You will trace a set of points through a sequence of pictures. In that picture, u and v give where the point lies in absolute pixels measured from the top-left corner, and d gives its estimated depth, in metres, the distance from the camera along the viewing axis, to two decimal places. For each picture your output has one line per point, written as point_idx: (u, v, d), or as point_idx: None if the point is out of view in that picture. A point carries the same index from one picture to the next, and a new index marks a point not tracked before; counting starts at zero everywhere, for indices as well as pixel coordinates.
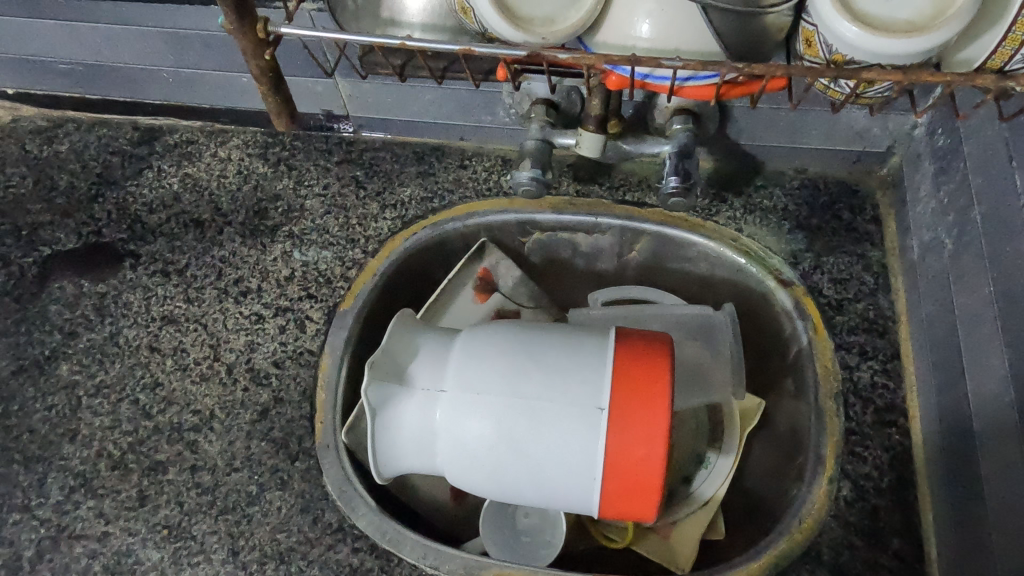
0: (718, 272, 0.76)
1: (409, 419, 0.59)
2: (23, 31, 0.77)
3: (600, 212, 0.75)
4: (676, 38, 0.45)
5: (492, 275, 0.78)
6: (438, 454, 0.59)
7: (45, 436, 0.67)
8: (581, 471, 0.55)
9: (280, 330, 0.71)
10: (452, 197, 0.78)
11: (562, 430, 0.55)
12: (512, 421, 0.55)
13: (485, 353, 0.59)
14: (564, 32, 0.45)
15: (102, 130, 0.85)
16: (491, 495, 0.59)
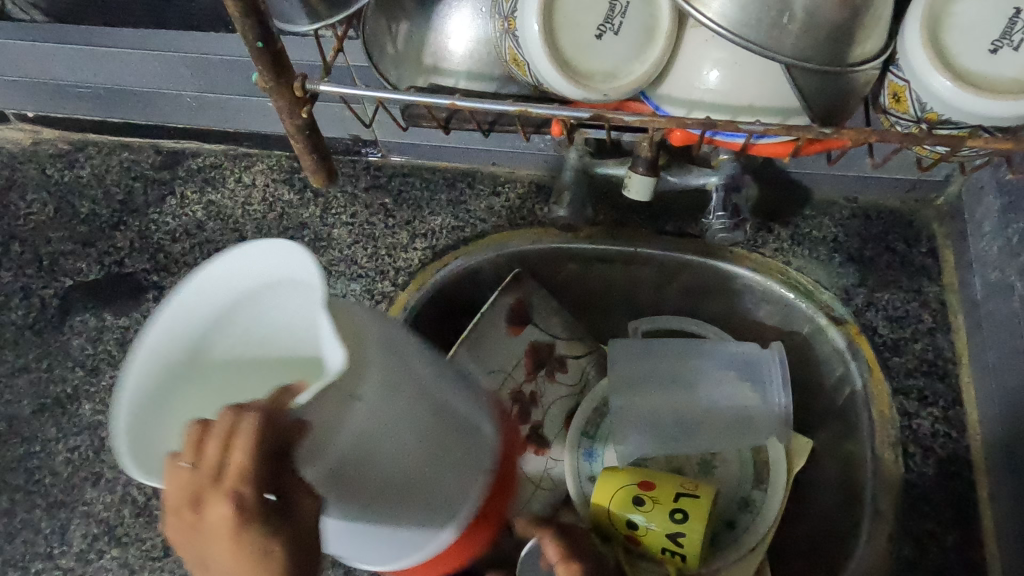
0: (763, 308, 0.73)
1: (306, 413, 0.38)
2: (46, 54, 0.75)
3: (640, 243, 0.72)
4: (748, 91, 0.45)
5: (525, 307, 0.75)
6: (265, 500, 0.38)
7: (68, 480, 0.65)
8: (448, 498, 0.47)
9: None
10: (484, 225, 0.75)
11: (473, 477, 0.48)
12: (451, 441, 0.46)
13: (413, 341, 0.46)
14: (628, 87, 0.46)
15: (124, 154, 0.83)
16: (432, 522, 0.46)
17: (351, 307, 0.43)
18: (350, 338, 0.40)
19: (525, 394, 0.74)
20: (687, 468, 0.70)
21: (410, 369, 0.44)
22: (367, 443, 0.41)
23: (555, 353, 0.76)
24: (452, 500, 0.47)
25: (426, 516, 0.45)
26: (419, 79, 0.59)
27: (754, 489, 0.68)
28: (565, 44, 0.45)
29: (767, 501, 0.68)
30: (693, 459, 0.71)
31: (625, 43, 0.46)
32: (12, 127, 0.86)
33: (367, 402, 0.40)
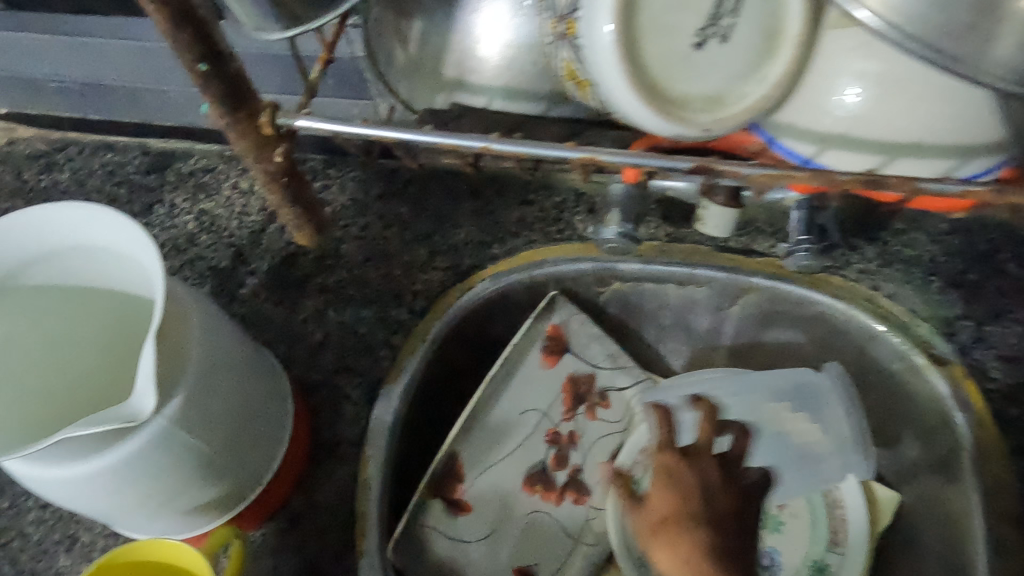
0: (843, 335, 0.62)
1: (202, 361, 0.44)
2: None
3: (698, 261, 0.61)
4: (903, 126, 0.45)
5: (563, 333, 0.65)
6: (157, 455, 0.42)
7: (39, 544, 0.57)
8: (268, 446, 0.52)
9: (315, 413, 0.60)
10: (515, 241, 0.65)
11: (265, 453, 0.52)
12: (242, 421, 0.48)
13: (227, 328, 0.48)
14: (730, 118, 0.46)
15: (107, 155, 0.72)
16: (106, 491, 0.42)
17: (181, 293, 0.45)
18: (167, 360, 0.42)
19: (562, 436, 0.64)
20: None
21: (229, 371, 0.47)
22: (170, 446, 0.42)
23: (597, 387, 0.66)
24: (244, 478, 0.50)
25: (218, 494, 0.49)
26: (436, 97, 0.56)
27: (829, 551, 0.61)
28: (655, 61, 0.44)
29: (844, 567, 0.60)
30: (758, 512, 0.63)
31: (730, 64, 0.45)
32: None
33: (187, 408, 0.43)
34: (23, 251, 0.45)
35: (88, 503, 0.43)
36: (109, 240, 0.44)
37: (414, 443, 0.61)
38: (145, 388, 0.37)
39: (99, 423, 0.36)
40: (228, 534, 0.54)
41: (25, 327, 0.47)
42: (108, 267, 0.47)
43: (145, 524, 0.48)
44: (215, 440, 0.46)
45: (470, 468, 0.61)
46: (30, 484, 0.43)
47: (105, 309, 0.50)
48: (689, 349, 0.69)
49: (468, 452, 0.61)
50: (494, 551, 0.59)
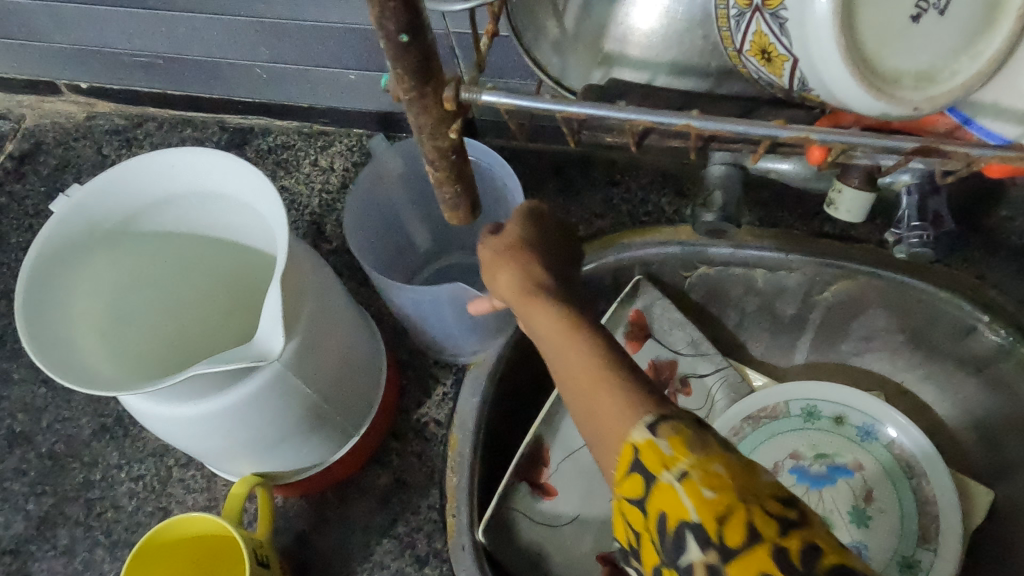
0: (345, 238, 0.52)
1: (312, 308, 0.45)
2: (85, 17, 0.65)
3: (793, 247, 0.60)
4: None
5: (645, 317, 0.64)
6: (270, 394, 0.43)
7: (133, 516, 0.57)
8: (366, 398, 0.52)
9: (402, 392, 0.60)
10: (600, 223, 0.64)
11: (364, 404, 0.52)
12: (345, 368, 0.49)
13: (335, 288, 0.48)
14: (946, 98, 0.34)
15: (187, 131, 0.75)
16: (222, 425, 0.43)
17: (300, 253, 0.45)
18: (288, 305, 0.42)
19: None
20: (835, 517, 0.61)
21: (336, 324, 0.47)
22: (282, 389, 0.43)
23: (679, 373, 0.65)
24: (343, 428, 0.51)
25: (319, 443, 0.49)
26: (593, 73, 0.46)
27: (919, 548, 0.59)
28: (875, 31, 0.32)
29: (936, 567, 0.58)
30: (844, 505, 0.62)
31: (953, 32, 0.33)
32: (64, 99, 0.78)
33: (299, 354, 0.44)
34: (141, 201, 0.43)
35: (202, 438, 0.44)
36: (243, 198, 0.43)
37: (500, 427, 0.61)
38: (272, 329, 0.37)
39: (230, 362, 0.37)
40: (323, 485, 0.55)
41: (136, 277, 0.46)
42: (234, 223, 0.46)
43: (248, 467, 0.49)
44: (320, 386, 0.46)
45: (555, 451, 0.59)
46: (146, 418, 0.44)
47: (214, 263, 0.50)
48: (772, 336, 0.68)
49: (550, 434, 0.59)
50: (583, 535, 0.57)
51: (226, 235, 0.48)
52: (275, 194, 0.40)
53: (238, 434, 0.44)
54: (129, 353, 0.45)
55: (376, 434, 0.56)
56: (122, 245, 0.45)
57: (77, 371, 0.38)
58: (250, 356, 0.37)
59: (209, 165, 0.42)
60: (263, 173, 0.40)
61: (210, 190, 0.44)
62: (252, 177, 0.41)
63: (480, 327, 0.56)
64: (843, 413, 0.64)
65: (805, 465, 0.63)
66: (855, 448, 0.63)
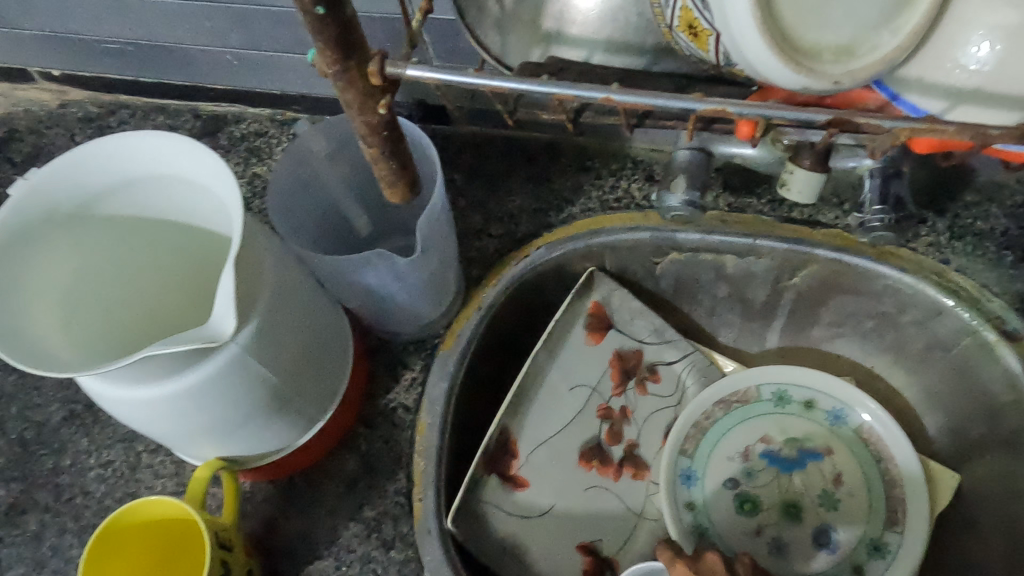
0: (269, 212, 0.52)
1: (271, 291, 0.45)
2: (52, 4, 0.65)
3: (760, 232, 0.60)
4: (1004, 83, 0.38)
5: (604, 308, 0.64)
6: (229, 376, 0.43)
7: (102, 502, 0.57)
8: (332, 379, 0.53)
9: (371, 377, 0.60)
10: (570, 209, 0.64)
11: (329, 386, 0.52)
12: (308, 351, 0.49)
13: (296, 273, 0.49)
14: (865, 69, 0.37)
15: (160, 118, 0.75)
16: (182, 408, 0.43)
17: (258, 237, 0.45)
18: (244, 287, 0.43)
19: (614, 411, 0.63)
20: (805, 500, 0.62)
21: (297, 309, 0.47)
22: (241, 372, 0.43)
23: (646, 362, 0.64)
24: (306, 412, 0.51)
25: (281, 427, 0.50)
26: (532, 50, 0.51)
27: (886, 532, 0.59)
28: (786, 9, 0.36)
29: (902, 550, 0.59)
30: (814, 488, 0.62)
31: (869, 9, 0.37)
32: (37, 87, 0.77)
33: (257, 336, 0.44)
34: (98, 186, 0.43)
35: (164, 420, 0.44)
36: (199, 181, 0.43)
37: (469, 412, 0.61)
38: (223, 310, 0.37)
39: (179, 343, 0.37)
40: (290, 470, 0.55)
41: (97, 260, 0.47)
42: (194, 207, 0.46)
43: (212, 451, 0.49)
44: (281, 368, 0.46)
45: (523, 442, 0.60)
46: (107, 402, 0.44)
47: (176, 247, 0.50)
48: (743, 321, 0.68)
49: (517, 425, 0.60)
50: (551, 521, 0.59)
51: (184, 216, 0.48)
52: (230, 175, 0.40)
53: (198, 417, 0.45)
54: (86, 334, 0.45)
55: (344, 417, 0.56)
56: (80, 229, 0.45)
57: (32, 352, 0.38)
58: (202, 336, 0.37)
59: (166, 148, 0.42)
60: (218, 155, 0.40)
61: (168, 174, 0.44)
62: (209, 160, 0.41)
63: (416, 298, 0.56)
64: (812, 399, 0.64)
65: (776, 449, 0.63)
66: (825, 433, 0.63)
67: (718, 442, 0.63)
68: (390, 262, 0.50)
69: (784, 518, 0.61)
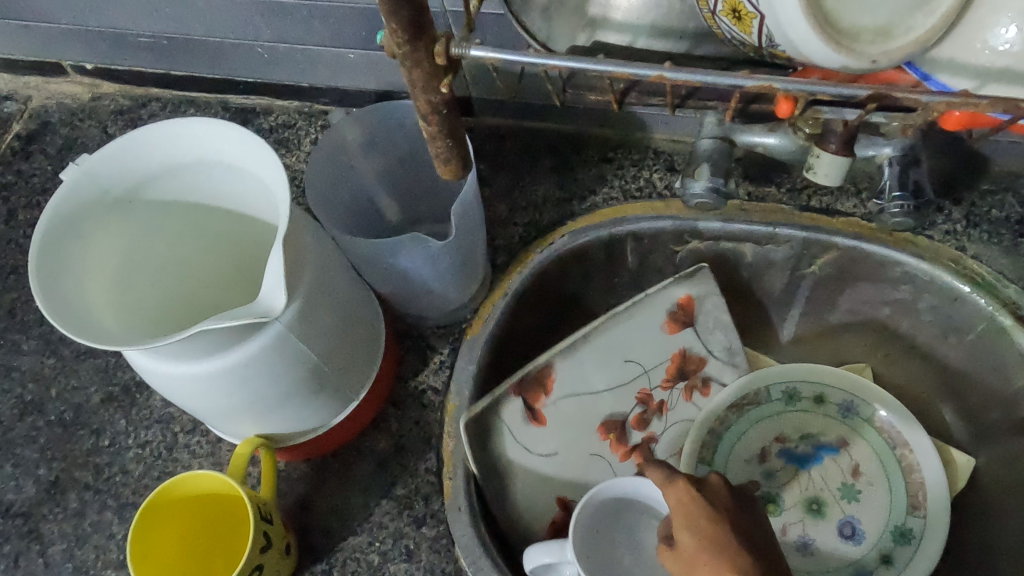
0: (307, 196, 0.53)
1: (312, 274, 0.47)
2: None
3: (778, 220, 0.62)
4: None
5: (693, 306, 0.64)
6: (272, 354, 0.45)
7: (141, 480, 0.59)
8: (366, 363, 0.54)
9: (400, 362, 0.61)
10: (594, 198, 0.66)
11: (365, 368, 0.54)
12: (345, 334, 0.51)
13: (335, 256, 0.50)
14: (902, 50, 0.40)
15: (190, 111, 0.77)
16: (228, 385, 0.45)
17: (300, 220, 0.47)
18: (288, 269, 0.44)
19: (653, 400, 0.62)
20: (826, 495, 0.63)
21: (335, 291, 0.49)
22: (284, 350, 0.45)
23: (703, 372, 0.64)
24: (343, 392, 0.53)
25: (320, 406, 0.51)
26: (579, 35, 0.52)
27: (909, 517, 0.60)
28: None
29: (927, 533, 0.59)
30: (833, 484, 0.63)
31: None
32: (70, 80, 0.79)
33: (300, 317, 0.45)
34: (147, 171, 0.45)
35: (209, 396, 0.46)
36: (244, 166, 0.45)
37: None
38: (273, 286, 0.39)
39: (232, 318, 0.38)
40: (323, 450, 0.57)
41: (144, 245, 0.48)
42: (236, 192, 0.48)
43: (253, 429, 0.51)
44: (321, 348, 0.48)
45: (560, 387, 0.60)
46: (156, 378, 0.46)
47: (216, 232, 0.52)
48: (762, 309, 0.70)
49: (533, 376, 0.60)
50: None
51: (231, 203, 0.49)
52: (274, 157, 0.42)
53: (242, 394, 0.46)
54: (137, 313, 0.47)
55: (376, 399, 0.58)
56: (129, 214, 0.46)
57: (90, 330, 0.40)
58: (253, 312, 0.39)
59: (216, 135, 0.43)
60: (264, 138, 0.42)
61: (213, 159, 0.45)
62: (258, 148, 0.42)
63: (447, 284, 0.58)
64: (821, 393, 0.65)
65: (792, 447, 0.64)
66: (836, 426, 0.64)
67: (736, 443, 0.63)
68: (425, 244, 0.51)
69: (807, 515, 0.62)
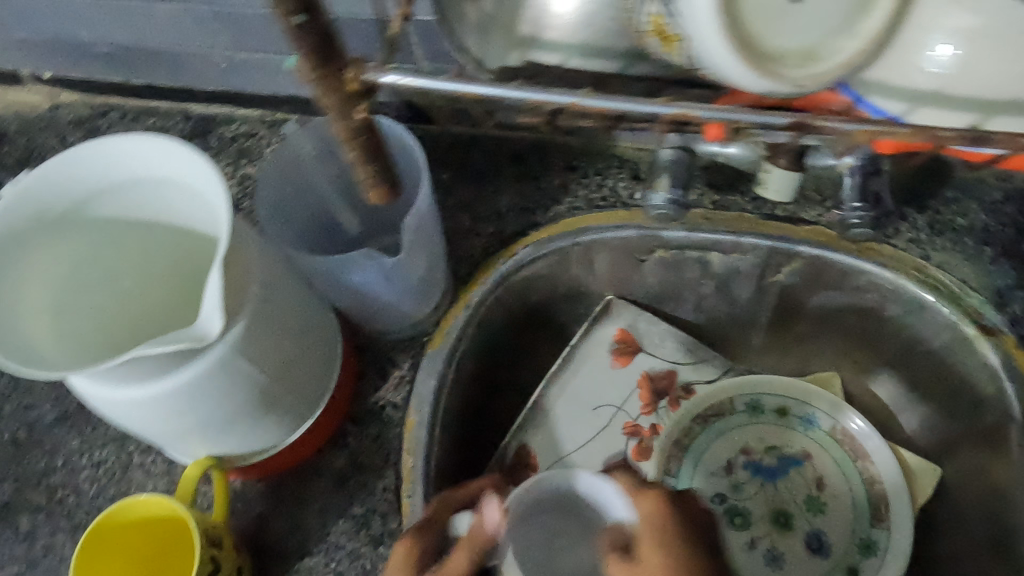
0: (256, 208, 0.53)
1: (259, 291, 0.46)
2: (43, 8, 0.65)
3: (743, 228, 0.61)
4: (973, 84, 0.43)
5: (630, 335, 0.70)
6: (217, 376, 0.44)
7: (94, 501, 0.58)
8: (320, 379, 0.53)
9: (359, 377, 0.60)
10: (558, 207, 0.65)
11: (317, 384, 0.53)
12: (296, 351, 0.50)
13: (285, 272, 0.49)
14: (823, 74, 0.41)
15: (151, 120, 0.75)
16: (172, 408, 0.44)
17: (247, 238, 0.46)
18: (233, 289, 0.43)
19: (641, 429, 0.67)
20: (792, 508, 0.63)
21: (285, 308, 0.48)
22: (229, 372, 0.44)
23: (677, 382, 0.69)
24: (295, 409, 0.52)
25: (271, 425, 0.50)
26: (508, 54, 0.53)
27: (874, 528, 0.61)
28: (749, 14, 0.39)
29: (892, 544, 0.60)
30: (799, 495, 0.64)
31: (830, 15, 0.41)
32: (26, 89, 0.78)
33: (246, 337, 0.44)
34: (86, 188, 0.44)
35: (153, 420, 0.45)
36: (187, 184, 0.44)
37: (456, 411, 0.62)
38: (212, 310, 0.38)
39: (167, 343, 0.37)
40: (281, 468, 0.56)
41: (85, 264, 0.47)
42: (181, 210, 0.47)
43: (202, 449, 0.50)
44: (269, 367, 0.47)
45: (543, 459, 0.66)
46: (97, 403, 0.44)
47: (163, 251, 0.51)
48: (731, 317, 0.69)
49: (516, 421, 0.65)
50: None
51: (166, 216, 0.48)
52: (215, 175, 0.41)
53: (187, 416, 0.45)
54: (78, 334, 0.46)
55: (334, 415, 0.57)
56: (69, 231, 0.45)
57: (21, 354, 0.38)
58: (191, 336, 0.38)
59: (157, 153, 0.42)
60: (206, 156, 0.41)
61: (156, 177, 0.44)
62: (193, 163, 0.42)
63: (408, 297, 0.57)
64: (785, 406, 0.67)
65: (758, 459, 0.66)
66: (801, 438, 0.66)
67: (702, 457, 0.66)
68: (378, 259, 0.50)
69: (774, 528, 0.63)
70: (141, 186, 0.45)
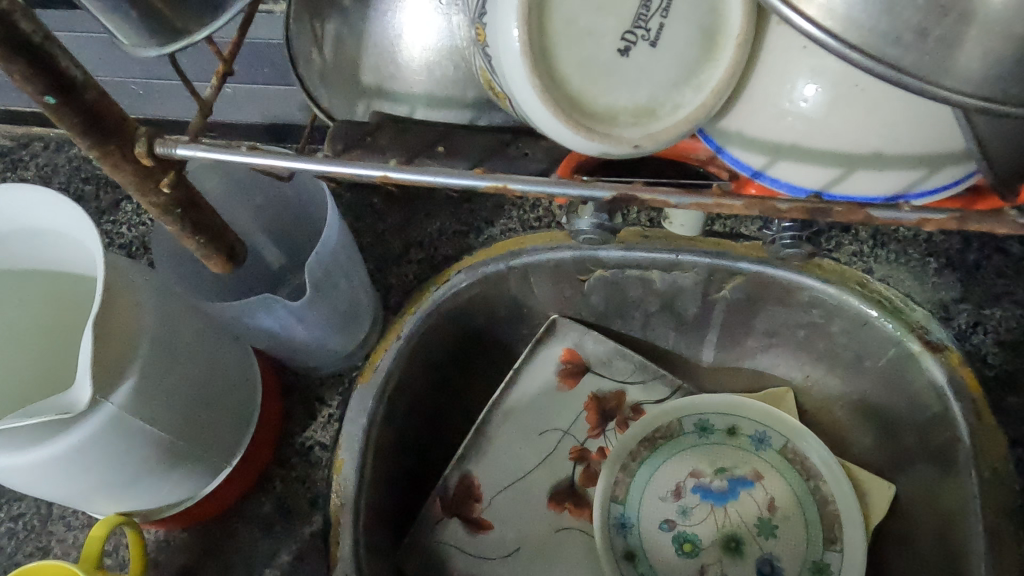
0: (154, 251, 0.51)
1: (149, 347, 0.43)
2: None
3: (682, 246, 0.58)
4: (862, 140, 0.37)
5: (577, 355, 0.68)
6: (105, 441, 0.41)
7: (13, 557, 0.56)
8: (232, 429, 0.51)
9: (287, 417, 0.58)
10: (491, 230, 0.62)
11: (229, 436, 0.51)
12: (199, 404, 0.47)
13: (185, 319, 0.47)
14: (664, 132, 0.39)
15: (73, 150, 0.71)
16: (57, 478, 0.41)
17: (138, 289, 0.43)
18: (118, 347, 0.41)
19: (589, 453, 0.66)
20: (744, 532, 0.61)
21: (183, 361, 0.45)
22: (121, 433, 0.42)
23: (626, 403, 0.67)
24: (205, 462, 0.49)
25: (178, 480, 0.48)
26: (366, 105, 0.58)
27: (827, 550, 0.60)
28: (569, 70, 0.37)
29: (845, 567, 0.59)
30: (750, 518, 0.62)
31: (666, 70, 0.38)
32: None
33: (137, 396, 0.42)
34: None
35: (41, 488, 0.42)
36: (66, 232, 0.42)
37: (390, 447, 0.59)
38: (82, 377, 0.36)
39: (33, 416, 0.35)
40: (201, 517, 0.54)
41: None
42: (69, 258, 0.45)
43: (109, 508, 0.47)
44: (170, 425, 0.45)
45: (487, 488, 0.64)
46: None
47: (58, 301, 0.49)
48: (679, 335, 0.67)
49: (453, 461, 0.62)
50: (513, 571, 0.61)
51: (57, 263, 0.46)
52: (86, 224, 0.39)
53: (77, 484, 0.43)
54: None
55: (256, 459, 0.54)
56: None
57: None
58: (61, 407, 0.36)
59: (32, 201, 0.41)
60: (74, 203, 0.39)
61: (36, 225, 0.43)
62: (45, 197, 0.40)
63: (326, 335, 0.54)
64: (734, 425, 0.65)
65: (707, 482, 0.63)
66: (751, 458, 0.64)
67: (649, 481, 0.63)
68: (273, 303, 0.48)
69: (726, 555, 0.61)
70: (24, 234, 0.44)
